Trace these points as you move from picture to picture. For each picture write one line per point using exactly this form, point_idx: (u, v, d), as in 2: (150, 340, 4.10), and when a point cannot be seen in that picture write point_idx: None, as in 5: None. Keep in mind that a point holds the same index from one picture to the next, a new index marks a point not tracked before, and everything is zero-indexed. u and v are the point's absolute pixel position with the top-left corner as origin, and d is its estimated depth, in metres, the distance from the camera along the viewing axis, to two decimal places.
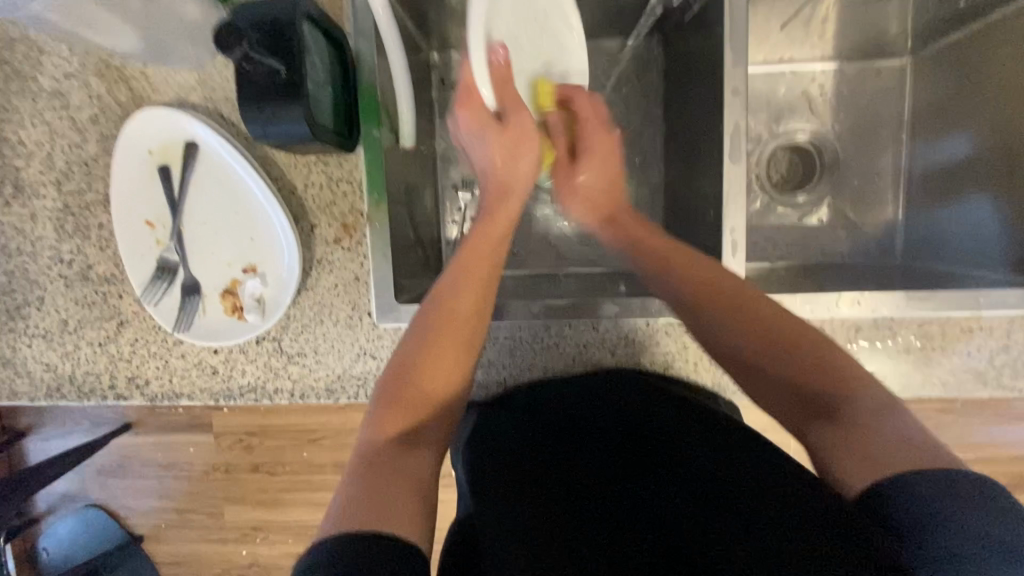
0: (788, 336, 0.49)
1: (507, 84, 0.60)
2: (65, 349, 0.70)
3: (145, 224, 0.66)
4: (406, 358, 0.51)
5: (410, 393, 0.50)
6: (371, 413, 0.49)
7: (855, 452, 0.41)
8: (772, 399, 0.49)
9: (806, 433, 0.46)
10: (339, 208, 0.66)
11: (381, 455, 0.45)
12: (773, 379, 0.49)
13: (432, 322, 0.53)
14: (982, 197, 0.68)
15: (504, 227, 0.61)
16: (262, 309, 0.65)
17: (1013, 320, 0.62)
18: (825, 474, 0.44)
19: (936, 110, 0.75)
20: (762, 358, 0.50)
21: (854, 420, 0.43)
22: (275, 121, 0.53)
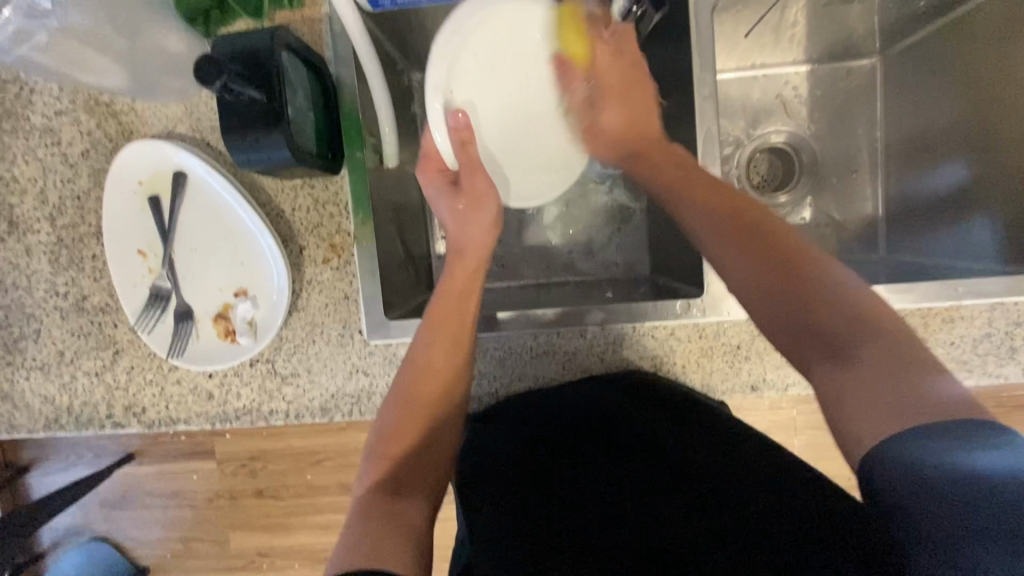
0: (783, 263, 0.49)
1: (469, 150, 0.65)
2: (62, 380, 0.71)
3: (137, 254, 0.67)
4: (389, 418, 0.55)
5: (398, 443, 0.54)
6: (363, 469, 0.53)
7: (871, 409, 0.39)
8: (772, 322, 0.49)
9: (812, 368, 0.45)
10: (326, 229, 0.67)
11: (370, 508, 0.48)
12: (788, 305, 0.47)
13: (409, 377, 0.57)
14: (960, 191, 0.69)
15: (467, 280, 0.62)
16: (254, 332, 0.66)
17: (993, 308, 0.63)
18: (836, 429, 0.42)
19: (908, 105, 0.77)
20: (767, 292, 0.49)
21: (866, 365, 0.41)
22: (257, 147, 0.54)
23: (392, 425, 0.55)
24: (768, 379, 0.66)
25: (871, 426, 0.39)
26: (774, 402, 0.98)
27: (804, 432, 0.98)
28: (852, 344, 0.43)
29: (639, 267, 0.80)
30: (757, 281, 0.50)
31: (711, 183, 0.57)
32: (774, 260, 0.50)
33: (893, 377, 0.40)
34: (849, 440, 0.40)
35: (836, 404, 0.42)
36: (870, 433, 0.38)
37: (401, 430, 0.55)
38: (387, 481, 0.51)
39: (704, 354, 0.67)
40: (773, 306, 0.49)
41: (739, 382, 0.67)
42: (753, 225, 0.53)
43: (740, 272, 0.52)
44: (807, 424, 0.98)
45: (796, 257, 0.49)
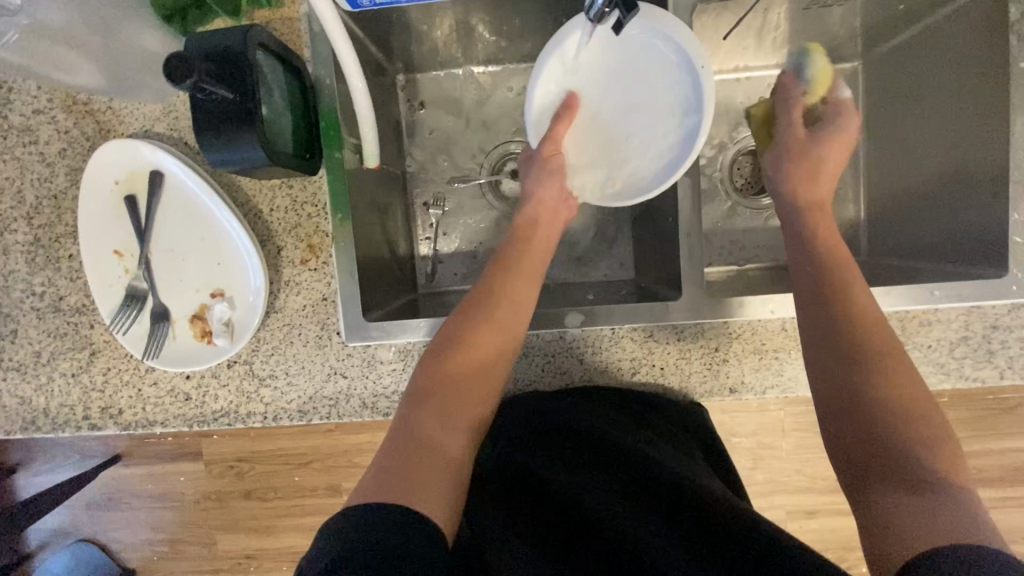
0: (868, 368, 0.51)
1: (557, 130, 0.64)
2: (38, 381, 0.71)
3: (113, 254, 0.67)
4: (447, 346, 0.57)
5: (460, 371, 0.55)
6: (416, 382, 0.55)
7: (918, 521, 0.41)
8: (837, 424, 0.51)
9: (874, 491, 0.46)
10: (304, 230, 0.67)
11: (415, 429, 0.51)
12: (857, 417, 0.49)
13: (475, 318, 0.58)
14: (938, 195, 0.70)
15: (539, 251, 0.66)
16: (231, 333, 0.66)
17: (970, 312, 0.63)
18: (872, 533, 0.44)
19: (889, 108, 0.77)
20: (845, 379, 0.51)
21: (927, 491, 0.43)
22: (230, 146, 0.53)
23: (455, 347, 0.56)
24: (746, 382, 0.66)
25: (912, 536, 0.41)
26: (761, 404, 0.98)
27: (791, 435, 0.98)
28: (938, 479, 0.44)
29: (621, 269, 0.80)
30: (824, 373, 0.53)
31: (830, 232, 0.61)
32: (863, 365, 0.51)
33: (938, 502, 0.42)
34: (887, 544, 0.42)
35: (877, 516, 0.44)
36: (911, 541, 0.40)
37: (462, 358, 0.56)
38: (438, 403, 0.53)
39: (683, 357, 0.67)
40: (850, 397, 0.50)
41: (718, 384, 0.66)
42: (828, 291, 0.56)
43: (812, 351, 0.55)
44: (794, 426, 0.98)
45: (889, 371, 0.50)
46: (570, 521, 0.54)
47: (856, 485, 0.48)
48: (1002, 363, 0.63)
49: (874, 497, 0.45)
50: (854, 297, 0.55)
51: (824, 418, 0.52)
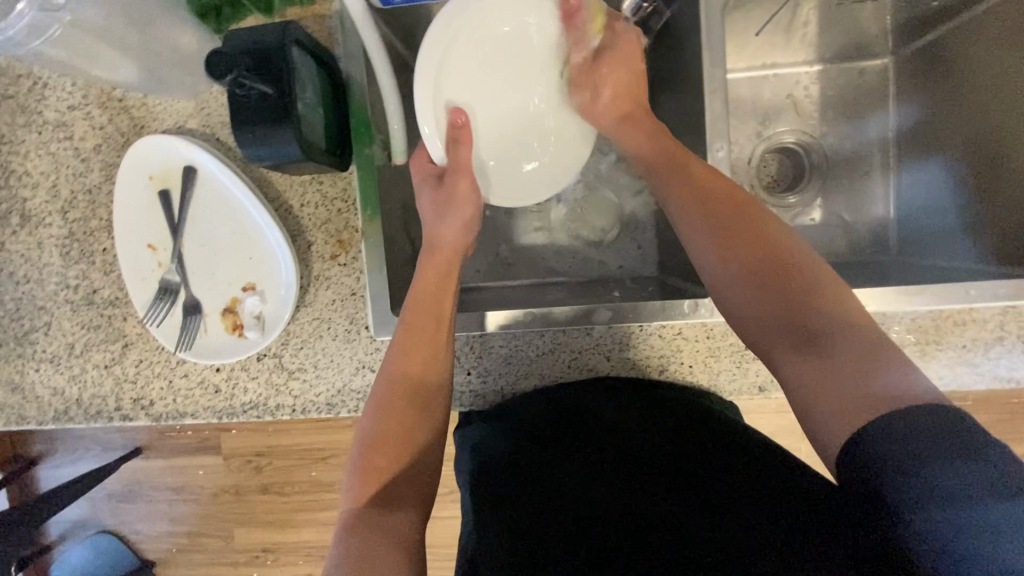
0: (794, 288, 0.48)
1: (459, 149, 0.62)
2: (71, 372, 0.72)
3: (147, 248, 0.68)
4: (371, 431, 0.54)
5: (383, 463, 0.52)
6: (349, 483, 0.52)
7: (843, 424, 0.40)
8: (743, 316, 0.51)
9: (780, 361, 0.47)
10: (334, 225, 0.67)
11: (363, 527, 0.48)
12: (762, 305, 0.49)
13: (392, 389, 0.55)
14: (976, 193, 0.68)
15: (447, 284, 0.62)
16: (261, 326, 0.67)
17: (1005, 312, 0.62)
18: (804, 414, 0.44)
19: (920, 105, 0.76)
20: (750, 287, 0.50)
21: (840, 355, 0.43)
22: (266, 141, 0.54)
23: (381, 434, 0.53)
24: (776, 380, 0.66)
25: (833, 435, 0.40)
26: (782, 405, 0.97)
27: None
28: (844, 339, 0.44)
29: (646, 266, 0.80)
30: (739, 286, 0.51)
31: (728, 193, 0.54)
32: (779, 288, 0.49)
33: (853, 363, 0.42)
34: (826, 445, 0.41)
35: (802, 394, 0.44)
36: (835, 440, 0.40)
37: (385, 445, 0.53)
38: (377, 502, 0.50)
39: (711, 354, 0.67)
40: (749, 295, 0.50)
41: (746, 383, 0.66)
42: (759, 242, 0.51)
43: (709, 264, 0.53)
44: None
45: (776, 248, 0.50)
46: (566, 520, 0.52)
47: (768, 359, 0.49)
48: None
49: (791, 372, 0.45)
50: (778, 239, 0.51)
51: (737, 325, 0.52)
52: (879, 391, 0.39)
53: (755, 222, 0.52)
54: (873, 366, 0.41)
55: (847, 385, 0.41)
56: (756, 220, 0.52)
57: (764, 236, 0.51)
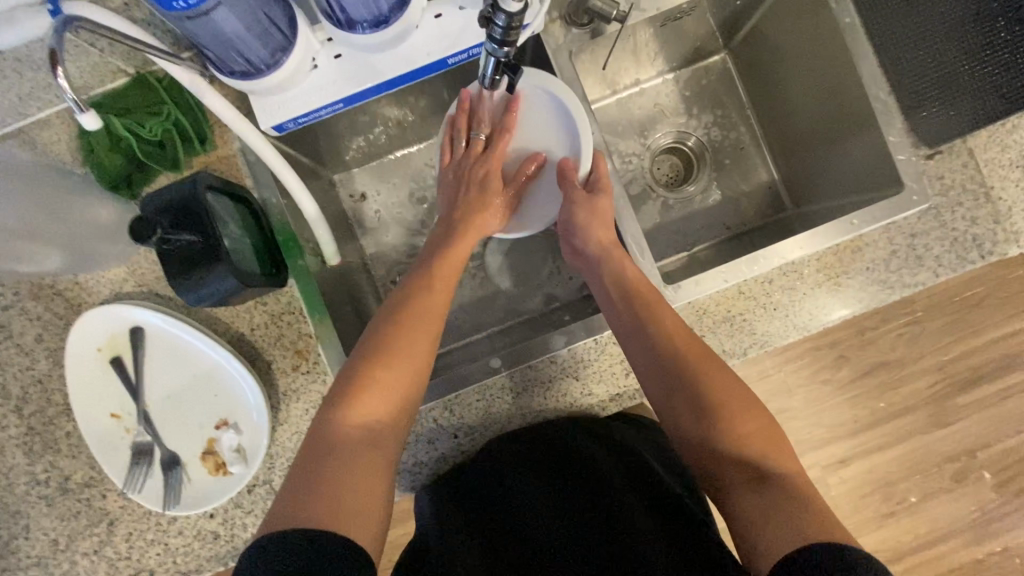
0: (746, 443, 0.57)
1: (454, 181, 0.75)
2: (61, 568, 0.70)
3: (111, 418, 0.68)
4: (360, 359, 0.61)
5: (373, 396, 0.59)
6: (328, 410, 0.58)
7: (782, 526, 0.50)
8: (714, 458, 0.58)
9: (729, 491, 0.56)
10: (287, 338, 0.70)
11: (333, 452, 0.55)
12: (725, 435, 0.58)
13: (393, 323, 0.64)
14: (841, 130, 0.77)
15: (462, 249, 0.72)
16: (244, 458, 0.68)
17: (889, 229, 0.69)
18: (739, 532, 0.53)
19: (764, 80, 0.87)
20: (701, 411, 0.60)
21: (766, 498, 0.53)
22: (204, 283, 0.57)
23: (367, 369, 0.60)
24: (727, 349, 0.70)
25: (765, 542, 0.50)
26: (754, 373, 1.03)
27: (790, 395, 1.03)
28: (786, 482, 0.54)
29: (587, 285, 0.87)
30: (671, 397, 0.61)
31: (693, 342, 0.63)
32: (725, 406, 0.59)
33: (782, 514, 0.51)
34: (749, 546, 0.51)
35: (739, 516, 0.53)
36: (762, 547, 0.50)
37: (386, 384, 0.60)
38: (354, 427, 0.57)
39: None
40: (721, 444, 0.58)
41: None
42: (726, 378, 0.61)
43: (653, 386, 0.63)
44: None
45: (751, 404, 0.60)
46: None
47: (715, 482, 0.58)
48: (933, 264, 0.69)
49: (738, 500, 0.54)
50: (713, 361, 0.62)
51: (679, 445, 0.61)
52: (816, 525, 0.49)
53: (729, 402, 0.59)
54: (818, 525, 0.49)
55: (782, 519, 0.50)
56: (733, 382, 0.61)
57: (729, 390, 0.60)
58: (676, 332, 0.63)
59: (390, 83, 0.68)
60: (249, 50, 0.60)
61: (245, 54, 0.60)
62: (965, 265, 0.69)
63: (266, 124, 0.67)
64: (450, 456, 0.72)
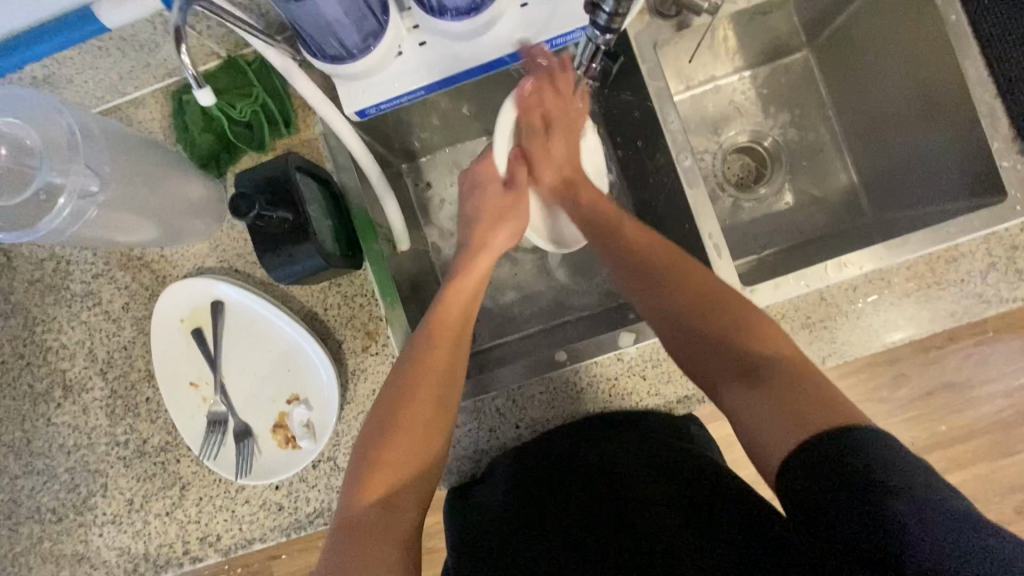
0: (752, 345, 0.55)
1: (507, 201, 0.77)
2: (135, 527, 0.73)
3: (190, 386, 0.71)
4: (375, 427, 0.59)
5: (390, 472, 0.56)
6: (349, 484, 0.56)
7: (783, 417, 0.47)
8: (713, 367, 0.56)
9: (726, 393, 0.54)
10: (359, 319, 0.71)
11: (358, 532, 0.53)
12: (716, 344, 0.57)
13: (404, 379, 0.61)
14: (936, 133, 0.74)
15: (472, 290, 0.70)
16: (313, 433, 0.69)
17: (988, 239, 0.66)
18: (751, 444, 0.50)
19: (849, 80, 0.84)
20: (707, 340, 0.57)
21: (768, 378, 0.51)
22: (292, 260, 0.59)
23: (381, 440, 0.58)
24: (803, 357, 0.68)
25: (773, 439, 0.47)
26: None
27: None
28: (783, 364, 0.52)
29: None
30: (683, 344, 0.59)
31: (687, 267, 0.62)
32: (721, 312, 0.58)
33: (803, 411, 0.47)
34: (763, 454, 0.48)
35: (744, 414, 0.51)
36: (774, 446, 0.47)
37: (397, 448, 0.57)
38: (377, 504, 0.55)
39: None
40: (720, 361, 0.56)
41: None
42: (727, 303, 0.58)
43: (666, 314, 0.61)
44: None
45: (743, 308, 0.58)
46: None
47: (715, 395, 0.56)
48: None
49: (743, 412, 0.51)
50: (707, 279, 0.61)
51: (688, 366, 0.59)
52: (819, 406, 0.46)
53: (725, 303, 0.58)
54: (822, 409, 0.46)
55: (798, 408, 0.47)
56: (746, 312, 0.57)
57: (730, 314, 0.58)
58: (685, 268, 0.62)
59: (474, 71, 0.68)
60: (345, 34, 0.61)
61: (340, 37, 0.61)
62: None
63: (351, 110, 0.68)
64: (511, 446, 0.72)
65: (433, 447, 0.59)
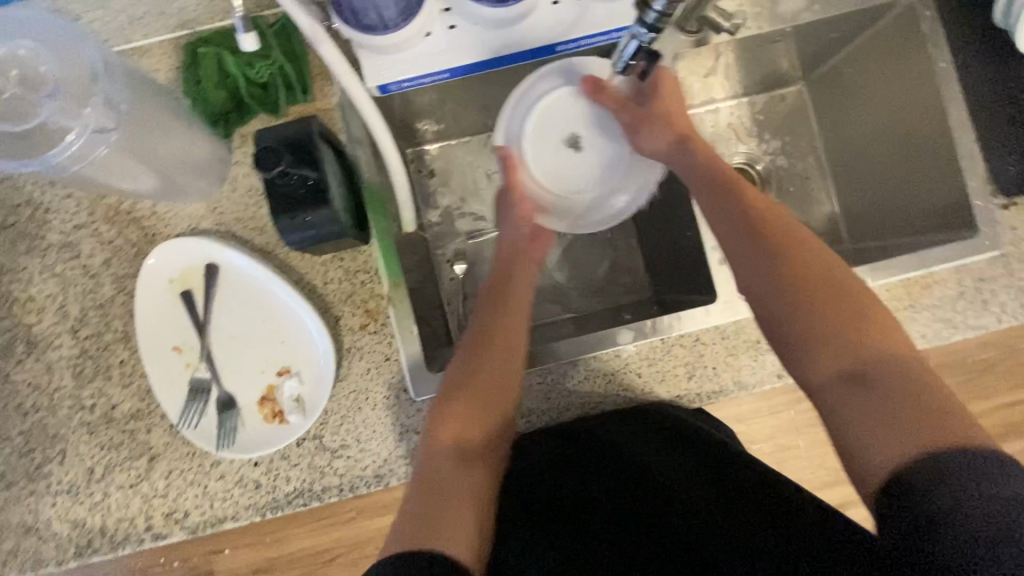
0: (888, 358, 0.51)
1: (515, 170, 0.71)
2: (92, 499, 0.68)
3: (173, 352, 0.67)
4: (454, 379, 0.62)
5: (467, 415, 0.59)
6: (431, 426, 0.59)
7: (898, 441, 0.47)
8: (813, 365, 0.54)
9: (835, 402, 0.52)
10: (359, 295, 0.70)
11: (435, 465, 0.56)
12: (828, 342, 0.53)
13: (477, 338, 0.64)
14: (916, 170, 0.80)
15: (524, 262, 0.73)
16: (303, 409, 0.68)
17: (959, 270, 0.71)
18: (846, 449, 0.50)
19: (837, 116, 0.90)
20: (810, 341, 0.54)
21: (920, 411, 0.47)
22: (306, 224, 0.59)
23: (455, 392, 0.61)
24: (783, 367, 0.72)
25: (881, 456, 0.47)
26: None
27: None
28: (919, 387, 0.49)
29: (641, 289, 0.89)
30: (782, 295, 0.56)
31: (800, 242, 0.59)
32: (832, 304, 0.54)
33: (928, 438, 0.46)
34: (864, 472, 0.48)
35: (851, 431, 0.50)
36: (881, 467, 0.47)
37: (469, 408, 0.60)
38: (455, 445, 0.57)
39: (729, 354, 0.72)
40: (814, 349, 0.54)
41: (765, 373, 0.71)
42: (842, 293, 0.55)
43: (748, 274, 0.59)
44: None
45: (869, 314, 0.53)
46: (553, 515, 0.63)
47: (822, 397, 0.53)
48: (997, 309, 0.71)
49: (842, 420, 0.51)
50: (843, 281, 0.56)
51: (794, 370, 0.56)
52: (925, 443, 0.46)
53: (821, 273, 0.56)
54: (945, 436, 0.45)
55: (923, 432, 0.46)
56: (845, 286, 0.55)
57: (848, 296, 0.54)
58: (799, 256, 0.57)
59: (498, 60, 0.69)
60: (384, 6, 0.63)
61: (379, 8, 0.63)
62: None
63: (374, 82, 0.67)
64: None
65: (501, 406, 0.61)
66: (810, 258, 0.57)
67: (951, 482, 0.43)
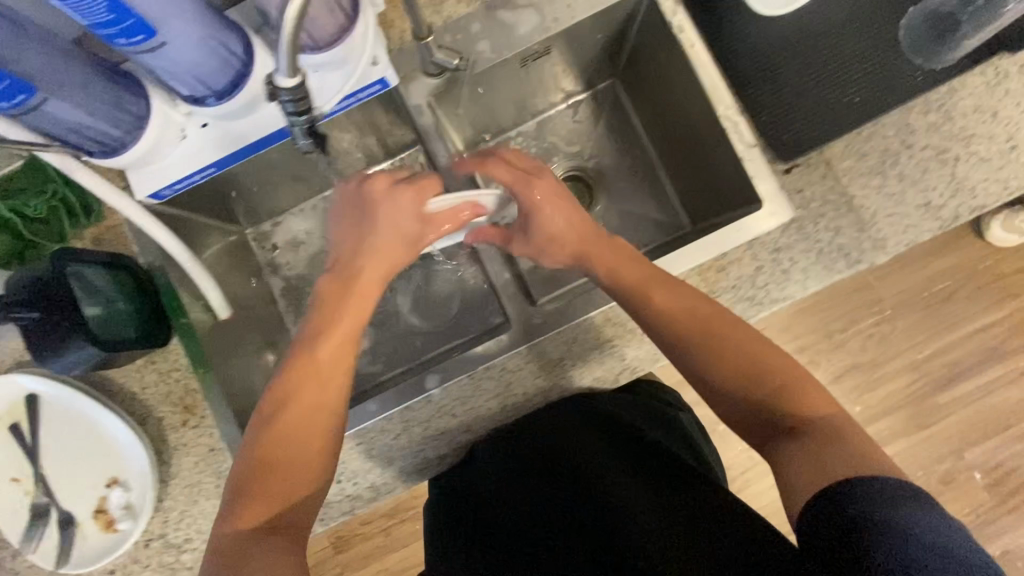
0: (800, 410, 0.57)
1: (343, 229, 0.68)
2: None
3: (9, 482, 0.71)
4: (256, 447, 0.60)
5: (280, 478, 0.59)
6: (226, 509, 0.57)
7: (804, 472, 0.51)
8: (726, 407, 0.61)
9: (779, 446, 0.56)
10: (175, 394, 0.73)
11: (240, 545, 0.54)
12: (750, 387, 0.59)
13: (297, 371, 0.62)
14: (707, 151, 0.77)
15: (389, 257, 0.68)
16: (133, 514, 0.70)
17: (752, 245, 0.69)
18: (788, 489, 0.52)
19: (647, 105, 0.89)
20: (709, 370, 0.61)
21: (825, 442, 0.52)
22: (65, 355, 0.66)
23: (252, 457, 0.59)
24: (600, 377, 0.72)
25: (807, 482, 0.50)
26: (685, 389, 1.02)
27: None
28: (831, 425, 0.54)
29: None
30: (684, 344, 0.62)
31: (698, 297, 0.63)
32: (739, 352, 0.60)
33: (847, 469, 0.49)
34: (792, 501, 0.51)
35: (787, 464, 0.53)
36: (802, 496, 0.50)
37: (284, 473, 0.59)
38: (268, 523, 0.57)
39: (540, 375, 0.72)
40: (715, 385, 0.61)
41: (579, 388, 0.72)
42: (720, 342, 0.61)
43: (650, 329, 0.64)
44: None
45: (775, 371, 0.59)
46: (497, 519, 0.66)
47: (766, 440, 0.58)
48: (800, 277, 0.68)
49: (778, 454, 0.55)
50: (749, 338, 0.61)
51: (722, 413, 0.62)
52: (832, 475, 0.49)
53: (723, 335, 0.61)
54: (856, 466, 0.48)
55: (821, 469, 0.50)
56: (751, 345, 0.60)
57: (764, 355, 0.60)
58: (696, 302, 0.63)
59: (255, 145, 0.71)
60: (104, 127, 0.62)
61: (100, 130, 0.63)
62: (834, 276, 0.68)
63: (142, 194, 0.69)
64: (335, 501, 0.71)
65: (319, 459, 0.61)
66: (695, 315, 0.62)
67: (872, 494, 0.45)
